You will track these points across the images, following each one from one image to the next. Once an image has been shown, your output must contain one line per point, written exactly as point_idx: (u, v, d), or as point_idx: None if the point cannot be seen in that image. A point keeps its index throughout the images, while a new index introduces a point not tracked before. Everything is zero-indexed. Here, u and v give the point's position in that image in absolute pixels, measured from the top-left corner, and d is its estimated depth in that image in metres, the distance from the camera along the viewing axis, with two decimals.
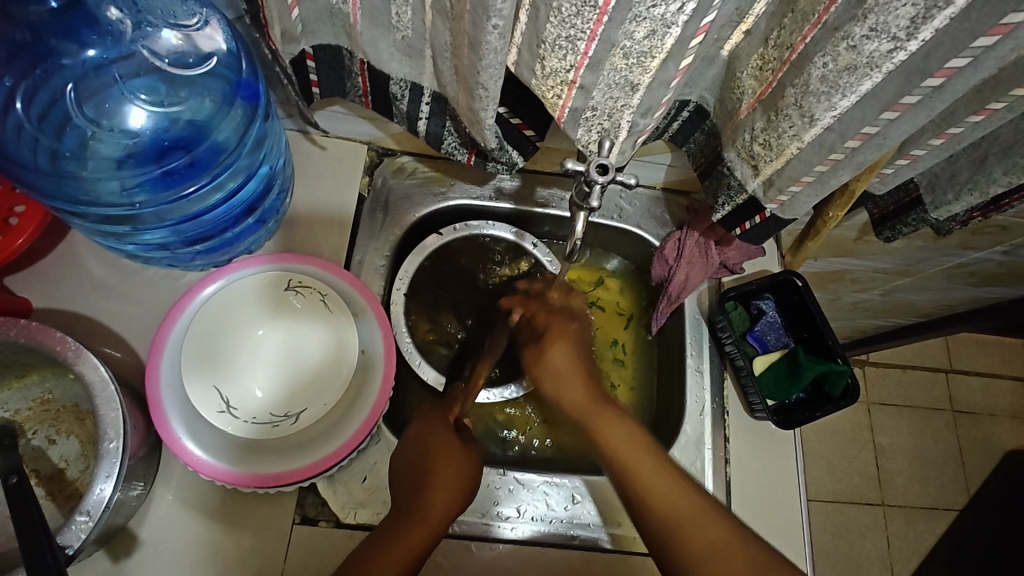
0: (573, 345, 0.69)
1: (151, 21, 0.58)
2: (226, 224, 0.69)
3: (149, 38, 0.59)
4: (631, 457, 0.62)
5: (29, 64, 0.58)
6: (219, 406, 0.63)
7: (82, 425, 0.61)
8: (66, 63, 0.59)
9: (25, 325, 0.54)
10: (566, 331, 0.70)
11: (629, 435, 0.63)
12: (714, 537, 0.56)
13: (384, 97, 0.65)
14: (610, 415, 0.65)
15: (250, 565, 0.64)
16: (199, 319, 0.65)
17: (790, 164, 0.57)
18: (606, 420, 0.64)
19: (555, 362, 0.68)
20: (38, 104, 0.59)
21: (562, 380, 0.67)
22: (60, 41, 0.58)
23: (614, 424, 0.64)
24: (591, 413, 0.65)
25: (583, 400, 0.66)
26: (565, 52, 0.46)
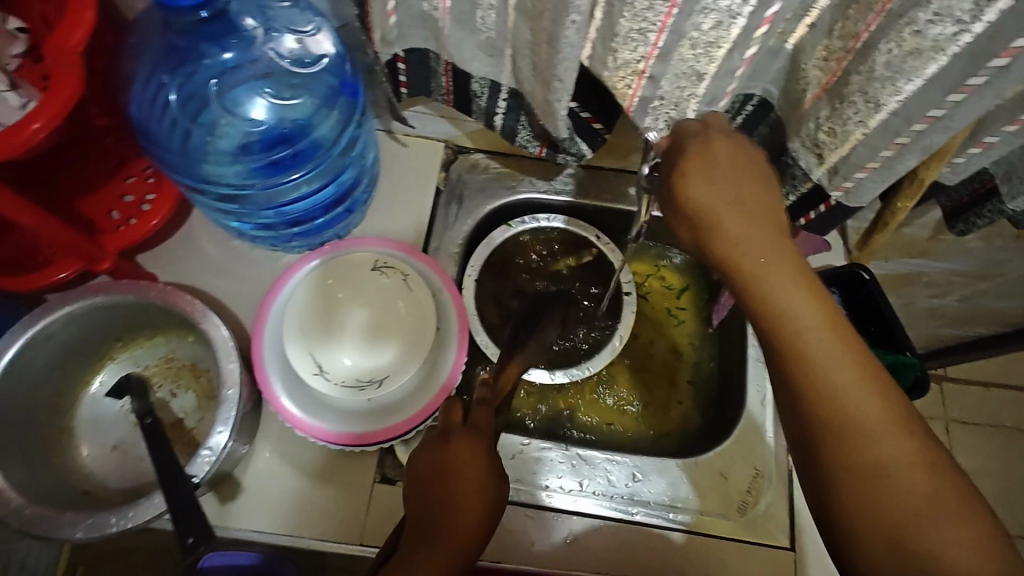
0: (722, 160, 0.50)
1: (276, 28, 0.67)
2: (320, 210, 0.78)
3: (275, 42, 0.68)
4: (816, 345, 0.44)
5: (179, 62, 0.67)
6: (314, 368, 0.70)
7: (199, 381, 0.71)
8: (207, 63, 0.68)
9: (162, 288, 0.63)
10: (709, 150, 0.50)
11: (770, 253, 0.47)
12: (896, 467, 0.41)
13: (465, 94, 0.71)
14: (788, 283, 0.46)
15: (335, 515, 0.70)
16: (298, 290, 0.73)
17: (856, 151, 0.59)
18: (780, 282, 0.46)
19: (701, 190, 0.49)
20: (182, 94, 0.68)
21: (725, 190, 0.49)
22: (205, 45, 0.66)
23: (807, 300, 0.45)
24: (708, 221, 0.49)
25: (749, 253, 0.47)
26: (637, 44, 0.50)
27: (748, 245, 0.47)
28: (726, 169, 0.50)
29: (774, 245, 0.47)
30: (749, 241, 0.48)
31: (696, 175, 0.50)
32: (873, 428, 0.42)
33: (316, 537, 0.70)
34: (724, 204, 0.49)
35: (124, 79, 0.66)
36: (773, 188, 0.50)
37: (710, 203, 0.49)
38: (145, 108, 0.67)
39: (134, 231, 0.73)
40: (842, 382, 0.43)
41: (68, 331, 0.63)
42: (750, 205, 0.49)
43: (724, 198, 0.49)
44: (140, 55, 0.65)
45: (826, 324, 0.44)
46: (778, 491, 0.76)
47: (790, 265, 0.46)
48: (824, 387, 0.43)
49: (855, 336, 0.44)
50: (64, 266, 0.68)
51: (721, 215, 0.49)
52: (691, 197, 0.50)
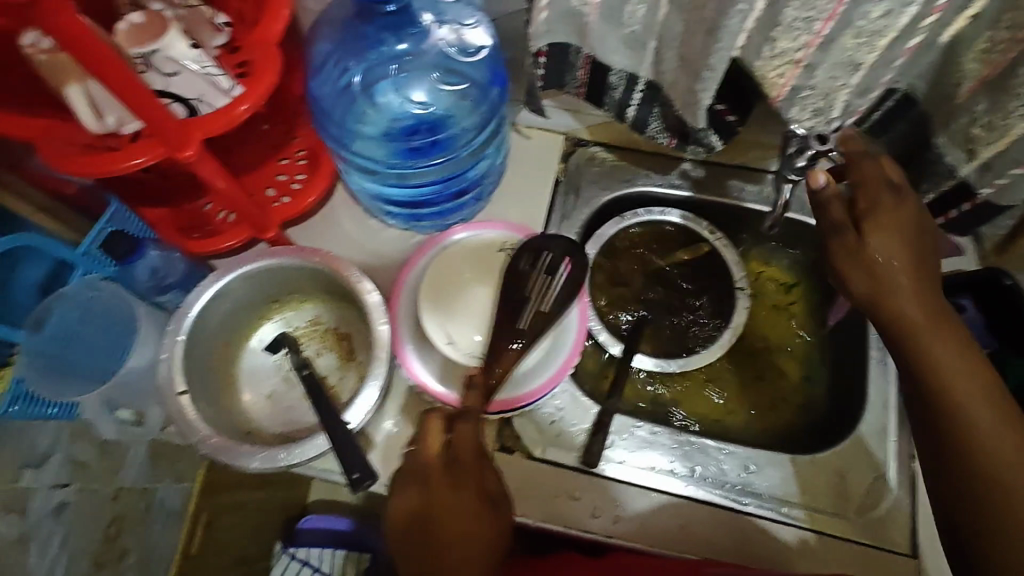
0: (902, 237, 0.58)
1: (444, 20, 0.73)
2: (453, 195, 0.84)
3: (443, 33, 0.74)
4: (962, 391, 0.52)
5: (360, 49, 0.75)
6: (446, 338, 0.75)
7: (341, 345, 0.77)
8: (382, 49, 0.76)
9: (325, 254, 0.71)
10: (892, 221, 0.59)
11: (939, 330, 0.55)
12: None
13: (600, 86, 0.74)
14: (950, 353, 0.54)
15: None
16: (435, 265, 0.78)
17: (1015, 146, 0.58)
18: (945, 347, 0.55)
19: (874, 244, 0.58)
20: (359, 78, 0.76)
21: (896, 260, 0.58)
22: (385, 34, 0.75)
23: (965, 362, 0.54)
24: (884, 289, 0.58)
25: (918, 317, 0.56)
26: (799, 33, 0.52)
27: (918, 312, 0.56)
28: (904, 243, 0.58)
29: (936, 316, 0.56)
30: (914, 308, 0.57)
31: (879, 229, 0.59)
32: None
33: None
34: (892, 275, 0.58)
35: (307, 57, 0.75)
36: (930, 266, 0.59)
37: (886, 275, 0.58)
38: (319, 83, 0.75)
39: (290, 207, 0.81)
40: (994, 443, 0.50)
41: (245, 288, 0.73)
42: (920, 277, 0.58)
43: (901, 269, 0.57)
44: (324, 39, 0.74)
45: (982, 394, 0.52)
46: (901, 498, 0.73)
47: (956, 345, 0.55)
48: (970, 438, 0.50)
49: (1008, 396, 0.52)
50: (234, 234, 0.77)
51: (893, 279, 0.58)
52: (869, 255, 0.58)
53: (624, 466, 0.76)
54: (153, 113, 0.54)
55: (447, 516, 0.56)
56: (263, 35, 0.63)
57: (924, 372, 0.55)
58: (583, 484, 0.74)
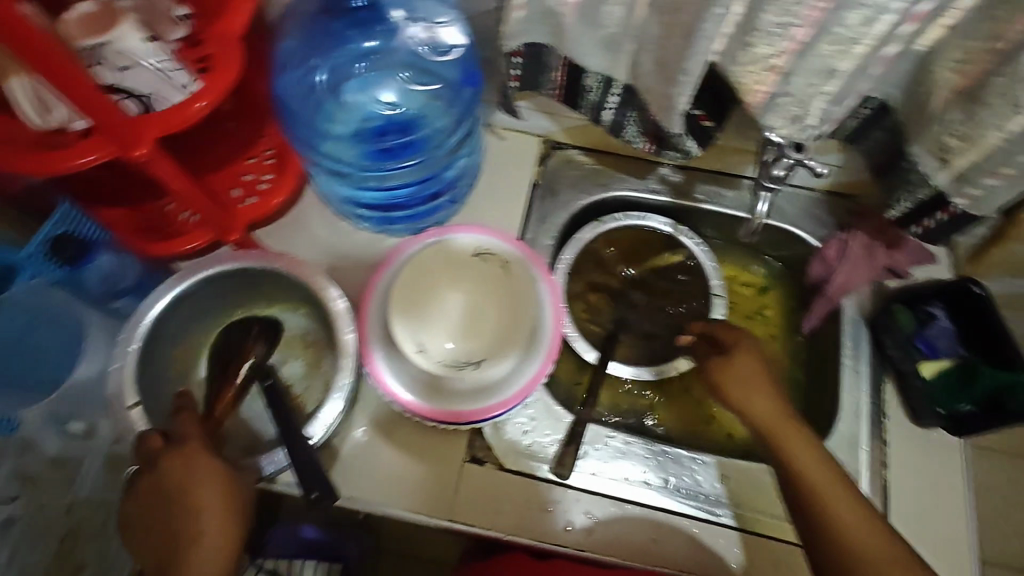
0: (748, 349, 0.69)
1: (415, 17, 0.71)
2: (425, 198, 0.81)
3: (414, 30, 0.72)
4: (826, 493, 0.59)
5: (327, 45, 0.72)
6: (417, 346, 0.73)
7: (308, 353, 0.75)
8: (352, 46, 0.73)
9: (288, 259, 0.70)
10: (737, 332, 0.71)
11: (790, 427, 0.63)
12: None
13: (576, 88, 0.73)
14: (803, 447, 0.62)
15: (425, 488, 0.73)
16: (406, 270, 0.76)
17: (989, 156, 0.57)
18: (798, 444, 0.62)
19: (746, 405, 0.66)
20: (327, 76, 0.73)
21: (749, 379, 0.67)
22: (354, 31, 0.72)
23: (815, 462, 0.61)
24: (732, 384, 0.67)
25: (766, 417, 0.65)
26: (776, 39, 0.51)
27: (763, 407, 0.65)
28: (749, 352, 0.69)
29: (785, 417, 0.64)
30: (761, 408, 0.65)
31: (736, 386, 0.67)
32: None
33: (406, 509, 0.72)
34: (736, 374, 0.67)
35: (272, 54, 0.71)
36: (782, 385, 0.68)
37: (735, 380, 0.67)
38: (285, 84, 0.71)
39: (256, 209, 0.78)
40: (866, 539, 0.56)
41: (204, 291, 0.71)
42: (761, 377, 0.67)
43: (750, 366, 0.67)
44: (290, 35, 0.71)
45: (840, 489, 0.59)
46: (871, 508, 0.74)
47: (807, 440, 0.62)
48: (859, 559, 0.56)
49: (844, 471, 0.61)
50: (194, 237, 0.73)
51: (745, 384, 0.67)
52: (729, 366, 0.68)
53: (598, 477, 0.75)
54: (97, 106, 0.51)
55: (171, 466, 0.57)
56: (225, 31, 0.59)
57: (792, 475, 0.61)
58: (555, 493, 0.73)
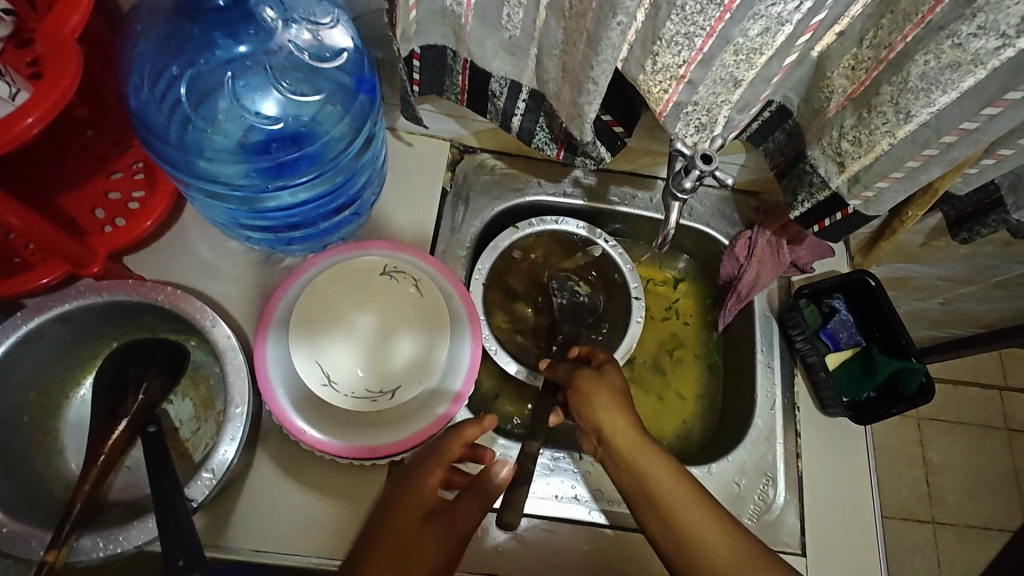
0: (618, 399, 0.62)
1: (294, 19, 0.63)
2: (324, 214, 0.74)
3: (294, 33, 0.64)
4: (678, 509, 0.52)
5: (187, 50, 0.63)
6: (323, 378, 0.67)
7: (198, 390, 0.67)
8: (217, 53, 0.64)
9: (170, 291, 0.60)
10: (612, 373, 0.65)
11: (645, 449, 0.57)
12: None
13: (481, 93, 0.69)
14: (654, 465, 0.55)
15: (342, 530, 0.67)
16: (305, 295, 0.69)
17: (880, 161, 0.59)
18: (642, 454, 0.56)
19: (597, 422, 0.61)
20: (194, 87, 0.65)
21: (599, 394, 0.62)
22: (219, 34, 0.63)
23: (665, 476, 0.54)
24: (631, 447, 0.57)
25: (659, 481, 0.54)
26: (681, 48, 0.49)
27: (611, 422, 0.60)
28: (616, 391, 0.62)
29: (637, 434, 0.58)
30: (655, 471, 0.55)
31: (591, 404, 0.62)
32: None
33: (324, 557, 0.66)
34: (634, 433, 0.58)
35: (122, 61, 0.62)
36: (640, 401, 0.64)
37: (633, 451, 0.57)
38: (144, 100, 0.63)
39: (123, 232, 0.68)
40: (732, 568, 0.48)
41: (63, 331, 0.61)
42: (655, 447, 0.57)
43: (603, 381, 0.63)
44: (140, 40, 0.61)
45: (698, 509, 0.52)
46: (788, 500, 0.76)
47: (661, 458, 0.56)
48: None
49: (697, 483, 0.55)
50: (48, 270, 0.63)
51: (597, 401, 0.62)
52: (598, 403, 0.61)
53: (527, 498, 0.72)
54: None
55: None
56: (56, 29, 0.50)
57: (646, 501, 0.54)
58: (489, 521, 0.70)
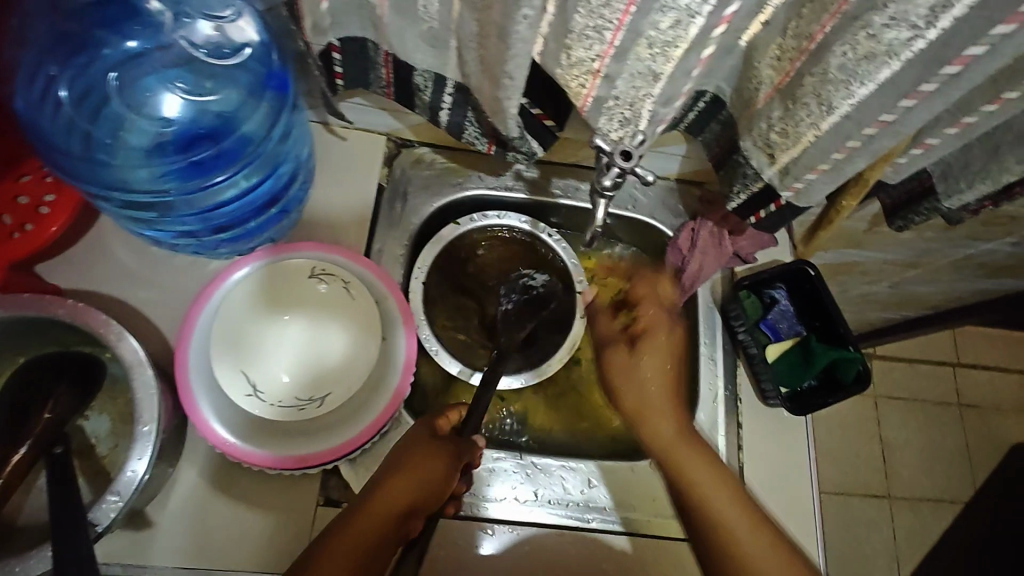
0: (668, 364, 0.67)
1: (188, 13, 0.61)
2: (248, 215, 0.70)
3: (187, 29, 0.62)
4: (711, 494, 0.60)
5: (71, 51, 0.60)
6: (247, 388, 0.65)
7: (116, 403, 0.64)
8: (106, 53, 0.62)
9: (72, 305, 0.56)
10: (661, 343, 0.67)
11: (681, 433, 0.64)
12: None
13: (407, 87, 0.66)
14: (693, 457, 0.62)
15: (273, 543, 0.66)
16: (228, 305, 0.67)
17: (807, 152, 0.58)
18: (683, 447, 0.63)
19: (641, 371, 0.66)
20: (78, 88, 0.61)
21: (652, 360, 0.66)
22: (103, 30, 0.60)
23: (704, 463, 0.62)
24: (671, 440, 0.63)
25: (708, 487, 0.61)
26: (592, 42, 0.48)
27: (654, 395, 0.65)
28: (670, 384, 0.66)
29: (675, 409, 0.65)
30: (702, 475, 0.61)
31: (650, 355, 0.66)
32: None
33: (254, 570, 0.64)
34: (684, 441, 0.63)
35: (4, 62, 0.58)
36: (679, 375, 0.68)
37: (677, 443, 0.63)
38: (32, 103, 0.60)
39: (29, 241, 0.65)
40: (746, 537, 0.58)
41: None
42: (704, 449, 0.63)
43: (656, 361, 0.66)
44: (22, 41, 0.58)
45: (725, 490, 0.60)
46: None
47: (698, 447, 0.63)
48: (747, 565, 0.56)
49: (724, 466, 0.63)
50: None
51: (655, 374, 0.66)
52: (648, 397, 0.65)
53: (467, 501, 0.72)
54: None
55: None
56: None
57: (680, 480, 0.62)
58: (456, 529, 0.71)
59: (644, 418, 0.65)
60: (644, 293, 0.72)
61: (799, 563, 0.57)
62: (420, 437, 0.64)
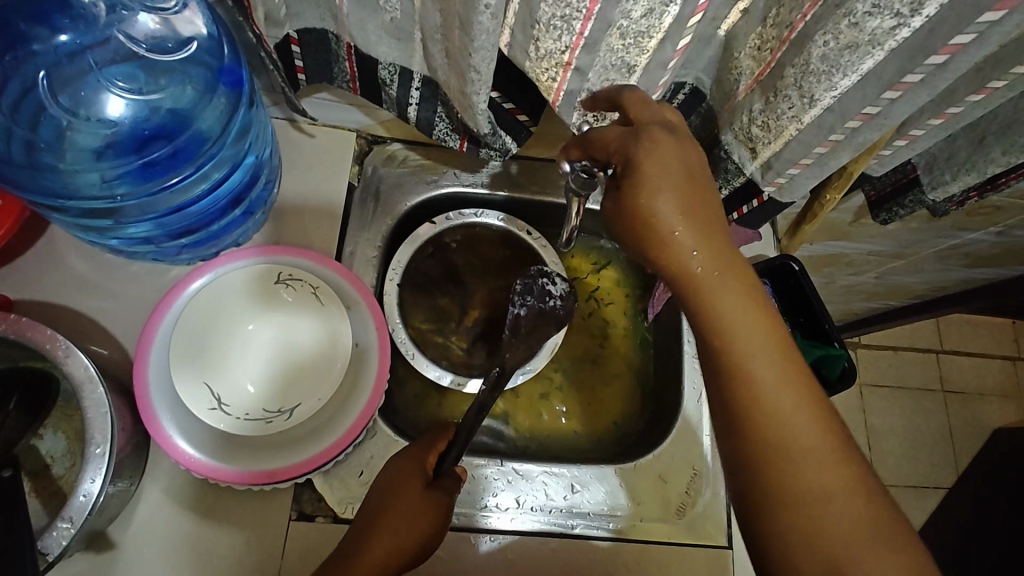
0: (692, 195, 0.49)
1: (126, 5, 0.57)
2: (211, 217, 0.67)
3: (125, 22, 0.59)
4: (744, 341, 0.49)
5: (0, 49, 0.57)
6: (211, 402, 0.62)
7: (70, 421, 0.60)
8: (38, 49, 0.58)
9: (15, 320, 0.53)
10: (663, 159, 0.49)
11: (718, 255, 0.50)
12: (819, 474, 0.46)
13: (372, 82, 0.63)
14: (728, 291, 0.49)
15: (243, 561, 0.63)
16: (188, 314, 0.64)
17: (789, 146, 0.56)
18: (716, 279, 0.49)
19: (655, 195, 0.49)
20: (11, 94, 0.58)
21: (677, 191, 0.49)
22: (32, 25, 0.57)
23: (738, 296, 0.49)
24: (701, 275, 0.50)
25: (738, 326, 0.49)
26: (560, 32, 0.44)
27: (672, 193, 0.49)
28: (688, 208, 0.49)
29: (708, 220, 0.50)
30: (738, 318, 0.49)
31: (662, 174, 0.48)
32: (812, 448, 0.46)
33: None
34: (712, 277, 0.50)
35: None
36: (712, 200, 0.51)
37: (707, 276, 0.50)
38: None
39: None
40: (774, 386, 0.47)
41: None
42: (739, 288, 0.50)
43: (677, 164, 0.49)
44: None
45: (765, 330, 0.49)
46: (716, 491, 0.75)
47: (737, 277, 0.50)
48: (771, 416, 0.47)
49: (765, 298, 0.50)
50: None
51: (666, 197, 0.49)
52: (662, 222, 0.49)
53: None
54: None
55: None
56: None
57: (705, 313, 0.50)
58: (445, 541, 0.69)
59: (655, 244, 0.50)
60: (647, 120, 0.49)
61: (845, 433, 0.48)
62: (411, 488, 0.60)
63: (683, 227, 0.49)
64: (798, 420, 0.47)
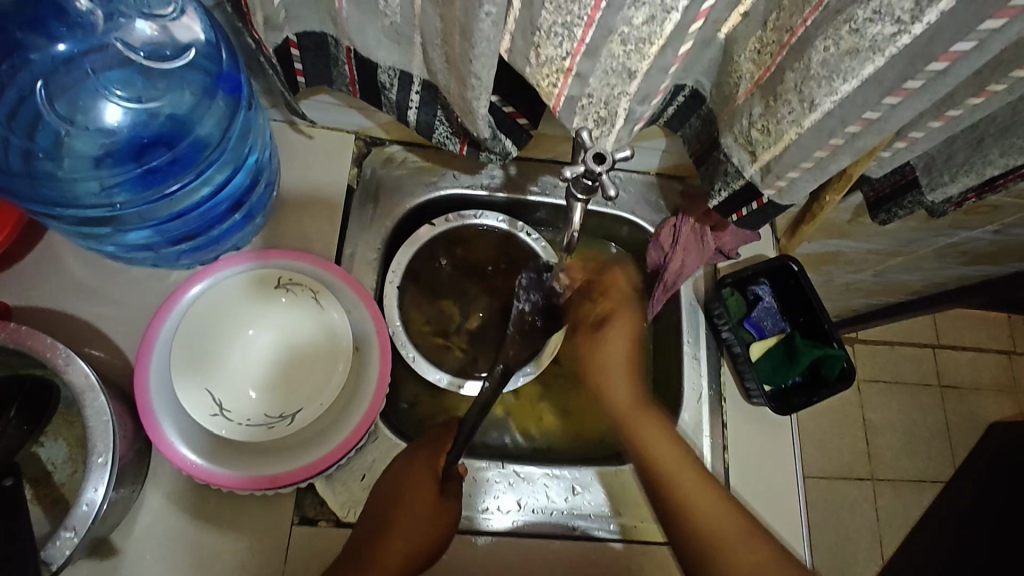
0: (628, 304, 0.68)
1: (123, 11, 0.58)
2: (212, 222, 0.67)
3: (122, 29, 0.59)
4: (637, 422, 0.63)
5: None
6: (212, 408, 0.63)
7: (72, 428, 0.60)
8: (34, 58, 0.58)
9: (14, 329, 0.53)
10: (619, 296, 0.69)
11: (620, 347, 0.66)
12: (731, 540, 0.57)
13: (372, 85, 0.62)
14: (610, 376, 0.66)
15: (247, 566, 0.63)
16: (188, 321, 0.64)
17: (790, 151, 0.56)
18: (596, 364, 0.66)
19: (610, 300, 0.69)
20: (7, 102, 0.57)
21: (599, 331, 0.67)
22: (27, 34, 0.56)
23: (620, 372, 0.66)
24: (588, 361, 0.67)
25: (632, 409, 0.64)
26: (561, 39, 0.46)
27: (608, 304, 0.69)
28: (603, 322, 0.68)
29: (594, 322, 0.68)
30: (626, 400, 0.65)
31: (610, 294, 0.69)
32: (725, 532, 0.57)
33: None
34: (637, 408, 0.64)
35: None
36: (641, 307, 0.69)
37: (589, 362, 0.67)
38: None
39: None
40: (676, 467, 0.61)
41: None
42: (629, 375, 0.66)
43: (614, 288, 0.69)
44: None
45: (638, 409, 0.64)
46: None
47: (609, 357, 0.66)
48: (688, 511, 0.58)
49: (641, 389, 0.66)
50: None
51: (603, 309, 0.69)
52: (608, 363, 0.66)
53: None
54: None
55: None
56: None
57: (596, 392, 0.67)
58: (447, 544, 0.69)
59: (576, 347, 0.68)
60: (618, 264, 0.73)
61: (740, 510, 0.59)
62: (425, 480, 0.61)
63: (613, 330, 0.67)
64: (702, 503, 0.58)
